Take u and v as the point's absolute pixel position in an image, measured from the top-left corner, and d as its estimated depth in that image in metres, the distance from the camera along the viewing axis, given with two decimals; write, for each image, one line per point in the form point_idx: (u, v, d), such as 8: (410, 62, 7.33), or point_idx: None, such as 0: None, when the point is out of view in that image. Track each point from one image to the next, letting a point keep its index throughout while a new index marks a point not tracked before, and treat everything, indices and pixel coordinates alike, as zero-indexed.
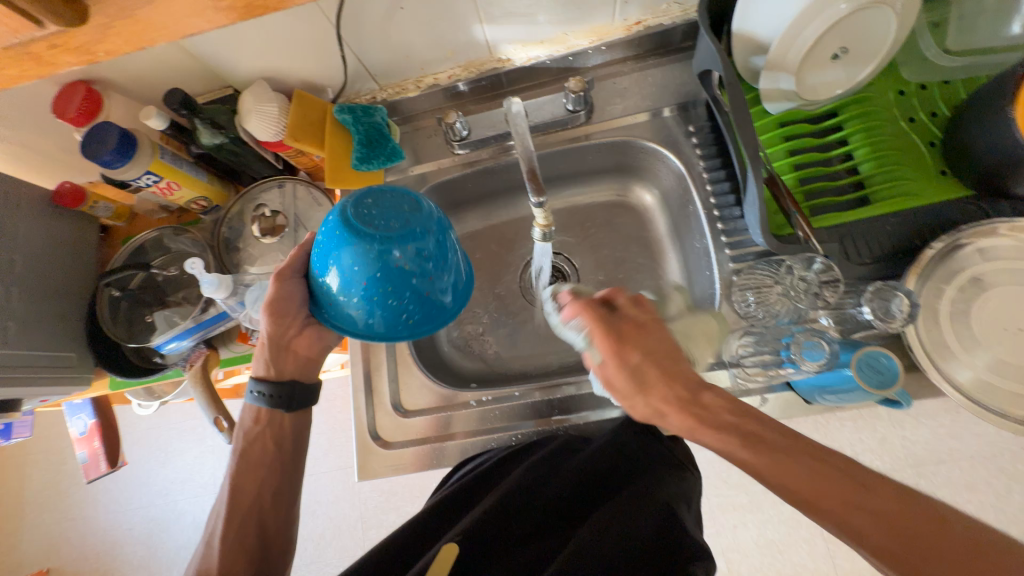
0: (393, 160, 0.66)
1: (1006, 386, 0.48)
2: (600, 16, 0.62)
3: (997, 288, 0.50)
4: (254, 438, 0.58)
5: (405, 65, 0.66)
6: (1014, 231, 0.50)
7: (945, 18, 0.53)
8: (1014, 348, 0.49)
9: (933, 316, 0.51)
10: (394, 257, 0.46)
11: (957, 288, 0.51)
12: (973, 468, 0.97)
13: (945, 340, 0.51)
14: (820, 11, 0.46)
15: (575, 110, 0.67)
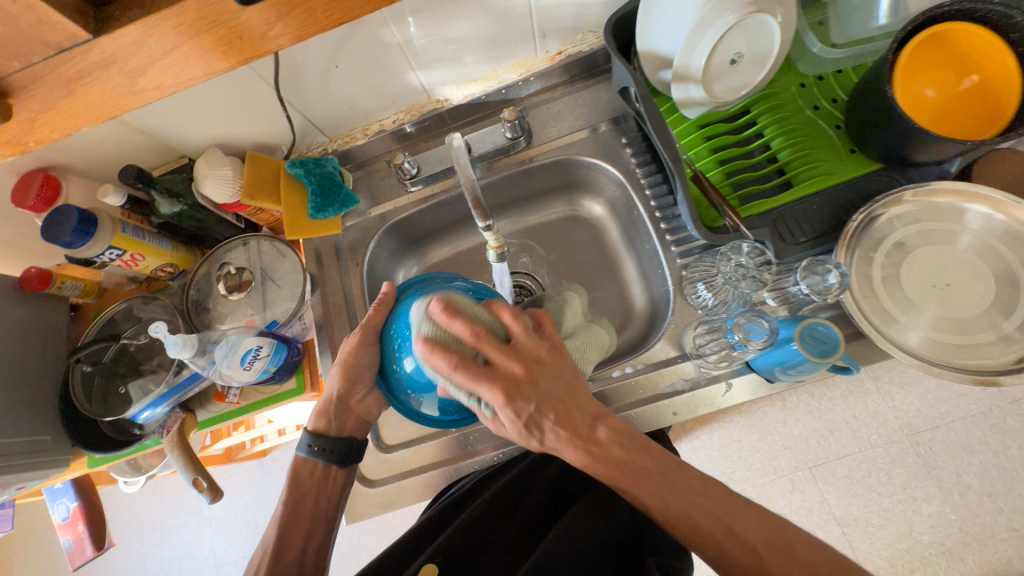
0: (348, 206, 0.68)
1: (946, 339, 0.51)
2: (524, 50, 0.67)
3: (918, 250, 0.54)
4: (302, 494, 0.58)
5: (350, 117, 0.70)
6: (923, 195, 0.54)
7: (826, 18, 0.60)
8: (943, 304, 0.52)
9: (867, 283, 0.54)
10: None
11: (883, 254, 0.54)
12: (968, 429, 0.99)
13: (883, 305, 0.53)
14: (709, 25, 0.52)
15: (515, 137, 0.71)
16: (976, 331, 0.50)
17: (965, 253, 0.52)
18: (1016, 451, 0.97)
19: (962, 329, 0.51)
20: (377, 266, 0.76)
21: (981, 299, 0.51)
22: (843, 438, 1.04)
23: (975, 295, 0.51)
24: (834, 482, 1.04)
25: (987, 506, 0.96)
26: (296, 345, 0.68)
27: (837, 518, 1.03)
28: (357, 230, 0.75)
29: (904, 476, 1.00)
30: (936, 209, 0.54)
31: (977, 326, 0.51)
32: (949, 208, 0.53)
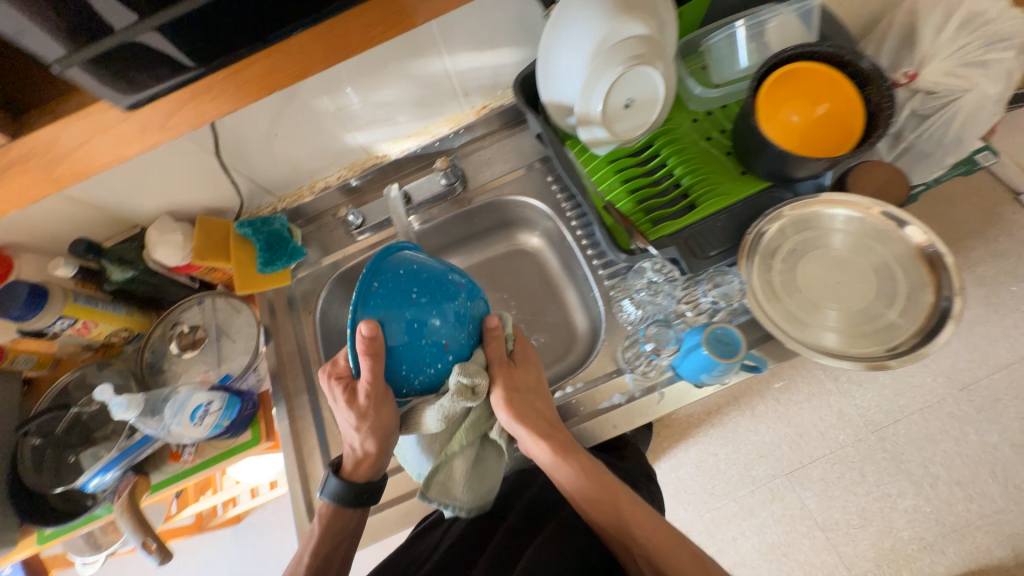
0: (296, 257, 0.72)
1: (843, 331, 0.57)
2: (451, 107, 0.75)
3: (809, 254, 0.60)
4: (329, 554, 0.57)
5: (296, 177, 0.75)
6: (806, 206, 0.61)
7: (705, 64, 0.69)
8: (837, 299, 0.58)
9: (770, 287, 0.60)
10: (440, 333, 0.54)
11: (780, 261, 0.60)
12: (926, 420, 1.06)
13: (786, 306, 0.59)
14: (599, 78, 0.59)
15: (450, 183, 0.77)
16: (867, 321, 0.56)
17: (846, 253, 0.59)
18: (972, 438, 1.04)
19: (856, 320, 0.57)
20: (330, 313, 0.79)
21: (868, 291, 0.57)
22: (812, 442, 1.08)
23: (861, 289, 0.58)
24: (811, 487, 1.08)
25: (956, 494, 1.03)
26: (250, 397, 0.70)
27: (819, 522, 1.08)
28: (308, 280, 0.79)
29: (876, 473, 1.06)
30: (817, 217, 0.61)
31: (866, 316, 0.57)
32: (826, 215, 0.61)
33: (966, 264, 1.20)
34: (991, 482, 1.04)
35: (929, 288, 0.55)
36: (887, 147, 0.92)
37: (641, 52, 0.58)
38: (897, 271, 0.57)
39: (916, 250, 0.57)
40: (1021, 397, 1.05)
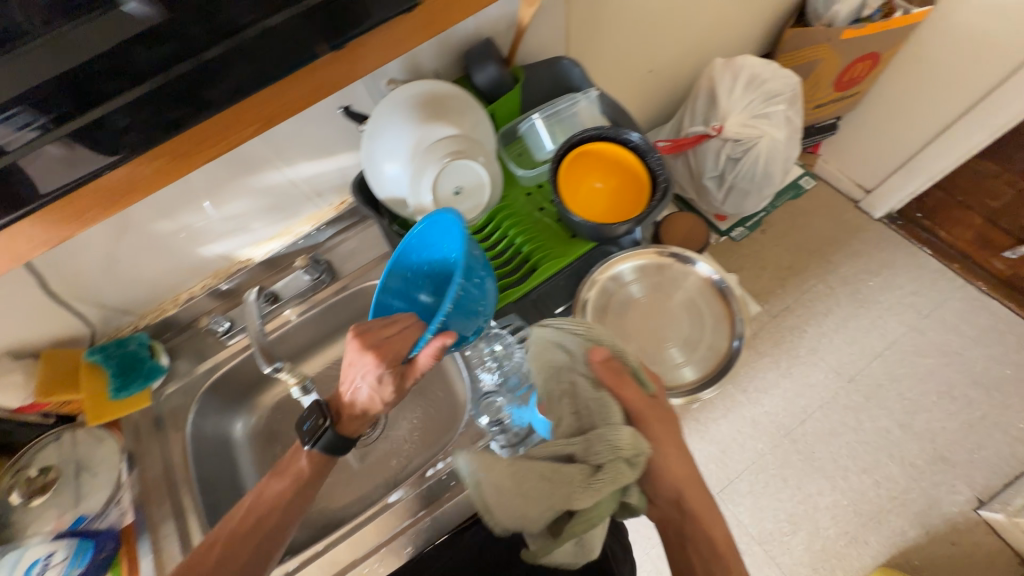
0: (154, 376, 0.72)
1: (665, 364, 0.67)
2: (307, 208, 0.79)
3: (633, 303, 0.69)
4: (231, 554, 0.55)
5: (154, 294, 0.76)
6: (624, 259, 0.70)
7: (524, 149, 0.78)
8: (660, 340, 0.68)
9: (607, 337, 0.66)
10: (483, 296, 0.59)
11: (611, 312, 0.68)
12: (825, 414, 1.36)
13: (623, 354, 0.67)
14: (421, 175, 0.66)
15: (316, 277, 0.82)
16: (683, 352, 0.67)
17: (659, 296, 0.70)
18: (865, 423, 1.33)
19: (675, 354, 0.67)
20: (204, 424, 0.77)
21: (682, 327, 0.68)
22: (735, 456, 1.34)
23: (675, 325, 0.68)
24: (741, 502, 1.29)
25: (865, 482, 1.27)
26: (109, 537, 0.64)
27: (757, 536, 1.26)
28: (178, 394, 0.77)
29: (795, 475, 1.30)
30: (635, 268, 0.70)
31: (683, 348, 0.67)
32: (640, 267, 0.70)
33: (833, 267, 1.54)
34: (890, 464, 1.28)
35: (724, 317, 0.67)
36: (715, 186, 1.07)
37: (453, 149, 0.66)
38: (699, 305, 0.69)
39: (707, 283, 0.69)
40: (894, 381, 1.36)
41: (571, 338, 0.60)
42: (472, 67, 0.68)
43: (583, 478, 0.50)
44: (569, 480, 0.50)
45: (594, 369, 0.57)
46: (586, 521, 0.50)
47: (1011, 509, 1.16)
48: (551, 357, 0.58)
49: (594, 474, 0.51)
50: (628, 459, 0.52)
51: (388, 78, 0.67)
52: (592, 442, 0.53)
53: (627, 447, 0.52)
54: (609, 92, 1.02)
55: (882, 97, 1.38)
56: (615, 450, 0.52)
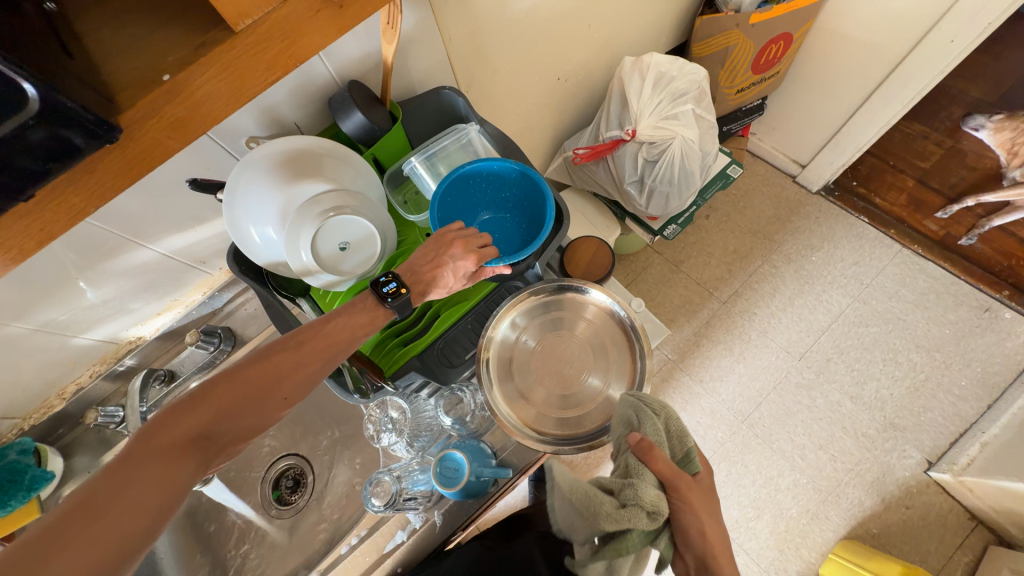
0: (39, 486, 0.66)
1: (573, 412, 0.65)
2: (194, 276, 0.74)
3: (539, 350, 0.68)
4: (304, 361, 0.50)
5: (33, 393, 0.69)
6: (522, 298, 0.68)
7: (409, 195, 0.74)
8: (570, 384, 0.66)
9: (509, 384, 0.66)
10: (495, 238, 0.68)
11: (513, 357, 0.67)
12: (780, 394, 1.37)
13: (533, 407, 0.65)
14: (297, 238, 0.61)
15: (212, 348, 0.78)
16: (589, 393, 0.66)
17: (562, 334, 0.68)
18: (818, 399, 1.35)
19: (582, 396, 0.66)
20: None
21: (590, 363, 0.67)
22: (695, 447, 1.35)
23: (578, 362, 0.67)
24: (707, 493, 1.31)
25: (822, 458, 1.29)
26: None
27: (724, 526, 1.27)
28: None
29: (754, 459, 1.32)
30: (534, 305, 0.69)
31: (588, 390, 0.66)
32: (540, 306, 0.69)
33: (779, 246, 1.53)
34: (844, 437, 1.31)
35: (627, 343, 0.68)
36: (636, 191, 1.05)
37: (329, 205, 0.61)
38: (600, 339, 0.68)
39: (604, 312, 0.69)
40: (843, 353, 1.38)
41: (630, 402, 0.59)
42: (337, 113, 0.63)
43: (609, 507, 0.51)
44: (594, 504, 0.52)
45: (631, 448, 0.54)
46: (615, 550, 0.51)
47: (957, 468, 1.20)
48: (625, 411, 0.58)
49: (615, 507, 0.51)
50: (649, 513, 0.51)
51: (248, 136, 0.61)
52: (624, 487, 0.52)
53: (651, 503, 0.51)
54: (516, 106, 0.98)
55: (804, 73, 1.36)
56: (637, 500, 0.51)
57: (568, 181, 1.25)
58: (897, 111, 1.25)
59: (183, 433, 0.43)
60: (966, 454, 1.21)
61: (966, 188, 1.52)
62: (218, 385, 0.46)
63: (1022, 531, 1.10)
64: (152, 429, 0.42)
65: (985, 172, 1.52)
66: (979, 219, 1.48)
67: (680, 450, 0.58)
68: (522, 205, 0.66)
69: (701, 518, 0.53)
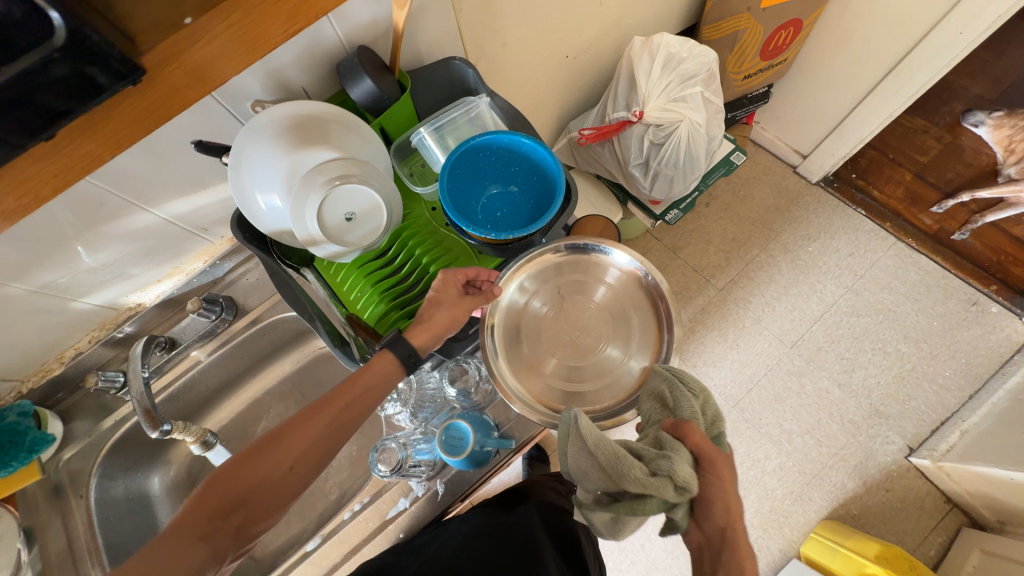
0: (40, 448, 0.66)
1: (584, 383, 0.66)
2: (196, 244, 0.73)
3: (553, 319, 0.68)
4: (295, 447, 0.54)
5: (32, 357, 0.69)
6: (539, 261, 0.69)
7: (418, 165, 0.73)
8: (585, 355, 0.67)
9: (519, 353, 0.67)
10: (501, 214, 0.66)
11: (525, 326, 0.68)
12: (770, 380, 1.40)
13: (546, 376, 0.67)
14: (303, 205, 0.60)
15: (216, 316, 0.78)
16: (602, 365, 0.67)
17: (580, 304, 0.69)
18: (807, 386, 1.38)
19: (595, 367, 0.67)
20: (109, 487, 0.74)
21: (608, 334, 0.68)
22: None
23: (593, 333, 0.68)
24: None
25: (808, 442, 1.33)
26: None
27: None
28: (78, 458, 0.73)
29: (743, 443, 1.35)
30: (551, 271, 0.70)
31: (602, 360, 0.67)
32: (552, 272, 0.70)
33: (776, 236, 1.55)
34: (831, 423, 1.34)
35: (649, 313, 0.68)
36: (641, 174, 1.05)
37: (335, 173, 0.60)
38: (622, 310, 0.69)
39: (627, 281, 0.70)
40: (833, 342, 1.41)
41: (663, 375, 0.60)
42: (345, 80, 0.62)
43: (638, 472, 0.49)
44: (624, 464, 0.50)
45: (671, 426, 0.54)
46: (628, 509, 0.49)
47: (936, 454, 1.25)
48: (658, 384, 0.59)
49: (645, 474, 0.49)
50: (678, 488, 0.49)
51: (253, 99, 0.60)
52: (659, 458, 0.50)
53: (684, 480, 0.49)
54: (523, 82, 0.96)
55: (811, 62, 1.35)
56: (670, 473, 0.49)
57: (572, 162, 1.24)
58: (902, 103, 1.25)
59: (201, 514, 0.50)
60: (947, 441, 1.26)
61: (962, 183, 1.54)
62: (227, 472, 0.52)
63: (996, 515, 1.15)
64: (180, 518, 0.50)
65: (981, 169, 1.54)
66: (974, 215, 1.50)
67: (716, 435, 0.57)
68: (531, 180, 0.65)
69: (723, 501, 0.52)
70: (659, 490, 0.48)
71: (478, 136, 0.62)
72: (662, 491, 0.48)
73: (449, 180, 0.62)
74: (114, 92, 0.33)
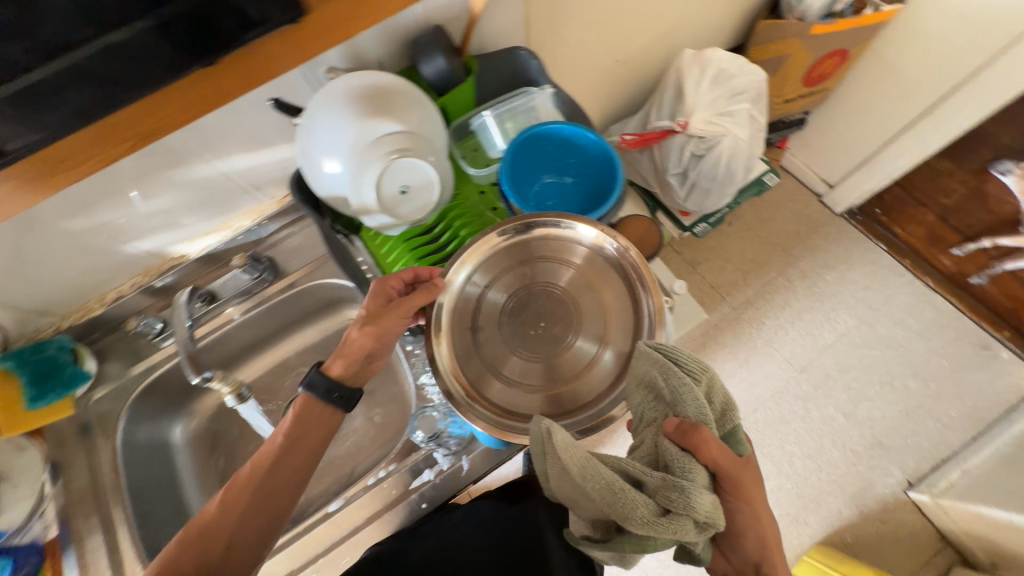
0: (77, 383, 0.68)
1: (546, 377, 0.62)
2: (247, 201, 0.74)
3: (522, 312, 0.64)
4: (253, 502, 0.55)
5: (77, 294, 0.70)
6: (502, 240, 0.64)
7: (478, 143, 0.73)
8: (555, 349, 0.62)
9: (473, 350, 0.63)
10: (551, 202, 0.68)
11: (479, 324, 0.63)
12: (777, 402, 1.41)
13: (516, 379, 0.62)
14: (363, 174, 0.62)
15: (257, 276, 0.79)
16: (567, 357, 0.62)
17: (546, 291, 0.64)
18: (812, 412, 1.40)
19: (559, 360, 0.62)
20: (135, 432, 0.75)
21: (580, 323, 0.63)
22: None
23: (560, 320, 0.63)
24: None
25: (808, 466, 1.34)
26: (33, 551, 0.62)
27: None
28: (109, 399, 0.73)
29: None
30: (514, 251, 0.65)
31: (567, 352, 0.62)
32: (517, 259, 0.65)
33: (795, 261, 1.56)
34: (833, 450, 1.36)
35: (626, 289, 0.63)
36: (678, 183, 1.06)
37: (398, 146, 0.61)
38: (596, 293, 0.63)
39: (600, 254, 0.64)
40: (842, 371, 1.42)
41: (654, 361, 0.52)
42: (420, 58, 0.64)
43: (645, 513, 0.44)
44: (628, 503, 0.44)
45: (675, 435, 0.49)
46: (635, 548, 0.44)
47: (935, 491, 1.26)
48: (651, 373, 0.52)
49: (655, 515, 0.44)
50: (698, 524, 0.45)
51: (327, 66, 0.62)
52: (667, 489, 0.46)
53: (704, 516, 0.45)
54: (574, 80, 0.98)
55: (850, 93, 1.37)
56: (687, 511, 0.44)
57: None
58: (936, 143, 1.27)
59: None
60: (946, 478, 1.27)
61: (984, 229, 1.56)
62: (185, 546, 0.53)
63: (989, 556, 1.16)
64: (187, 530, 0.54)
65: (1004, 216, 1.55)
66: (992, 261, 1.52)
67: (723, 428, 0.53)
68: (587, 174, 0.67)
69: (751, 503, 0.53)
70: (671, 533, 0.43)
71: (548, 122, 0.63)
72: (678, 532, 0.43)
73: (509, 161, 0.63)
74: (240, 47, 0.44)
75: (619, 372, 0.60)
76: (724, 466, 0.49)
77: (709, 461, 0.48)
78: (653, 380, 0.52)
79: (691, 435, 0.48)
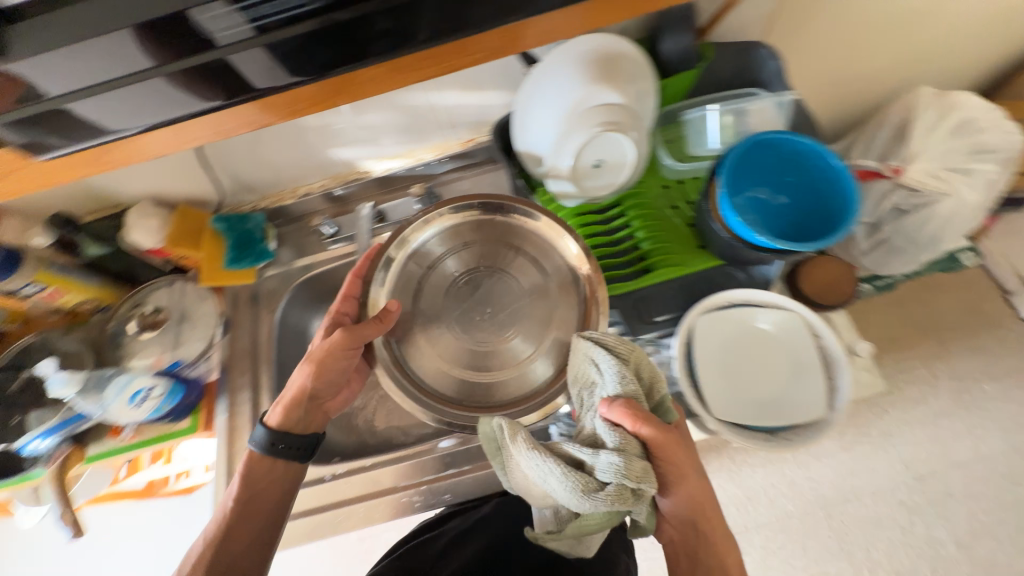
0: (263, 259, 0.78)
1: (470, 363, 0.63)
2: (437, 136, 0.77)
3: (467, 296, 0.65)
4: (269, 492, 0.59)
5: (278, 180, 0.79)
6: (426, 217, 0.66)
7: (679, 134, 0.70)
8: (481, 345, 0.63)
9: (398, 320, 0.64)
10: (757, 216, 0.59)
11: (391, 298, 0.65)
12: None
13: (469, 350, 0.63)
14: (570, 137, 0.61)
15: (426, 209, 0.80)
16: (487, 349, 0.63)
17: (528, 276, 0.65)
18: None
19: (488, 346, 0.63)
20: (290, 316, 0.82)
21: (523, 320, 0.63)
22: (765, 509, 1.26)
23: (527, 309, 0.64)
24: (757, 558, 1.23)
25: None
26: (196, 386, 0.72)
27: None
28: (276, 279, 0.82)
29: None
30: (502, 231, 0.67)
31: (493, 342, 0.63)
32: (472, 238, 0.67)
33: None
34: None
35: (579, 292, 0.63)
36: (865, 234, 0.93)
37: (614, 119, 0.60)
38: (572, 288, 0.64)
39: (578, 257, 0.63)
40: None
41: (588, 348, 0.53)
42: (663, 34, 0.62)
43: (587, 489, 0.45)
44: (557, 482, 0.46)
45: (608, 415, 0.49)
46: (579, 527, 0.49)
47: None
48: (583, 361, 0.54)
49: (589, 489, 0.46)
50: (634, 490, 0.46)
51: None
52: (580, 463, 0.48)
53: (637, 476, 0.46)
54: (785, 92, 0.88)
55: None
56: (622, 478, 0.45)
57: None
58: None
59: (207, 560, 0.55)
60: None
61: None
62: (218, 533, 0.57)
63: None
64: (210, 528, 0.58)
65: None
66: None
67: (655, 400, 0.53)
68: (811, 209, 0.59)
69: None
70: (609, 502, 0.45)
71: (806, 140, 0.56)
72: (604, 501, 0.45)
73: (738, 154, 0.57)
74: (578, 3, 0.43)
75: (558, 370, 0.61)
76: (670, 440, 0.49)
77: (653, 437, 0.48)
78: (591, 373, 0.53)
79: (627, 414, 0.48)
